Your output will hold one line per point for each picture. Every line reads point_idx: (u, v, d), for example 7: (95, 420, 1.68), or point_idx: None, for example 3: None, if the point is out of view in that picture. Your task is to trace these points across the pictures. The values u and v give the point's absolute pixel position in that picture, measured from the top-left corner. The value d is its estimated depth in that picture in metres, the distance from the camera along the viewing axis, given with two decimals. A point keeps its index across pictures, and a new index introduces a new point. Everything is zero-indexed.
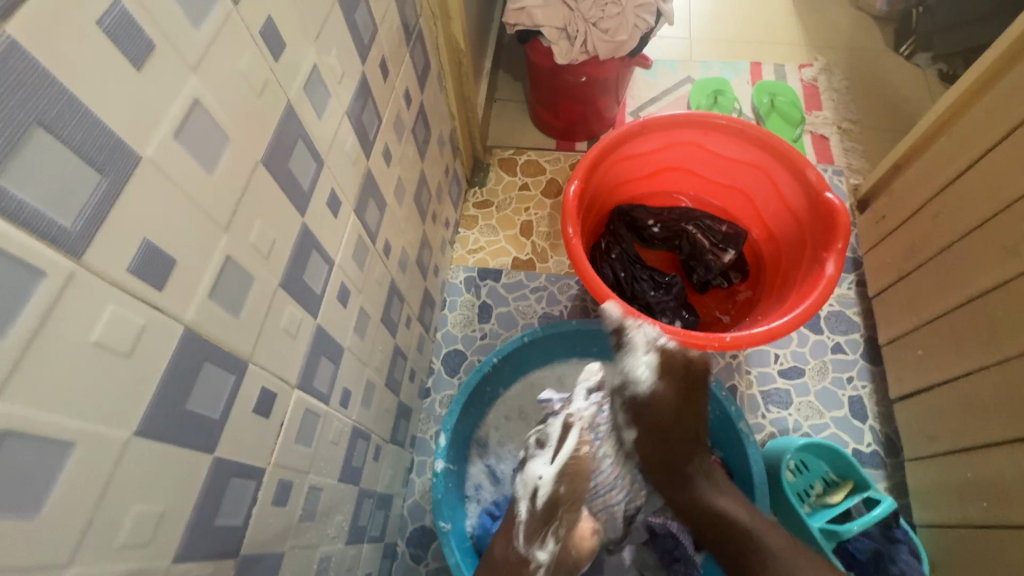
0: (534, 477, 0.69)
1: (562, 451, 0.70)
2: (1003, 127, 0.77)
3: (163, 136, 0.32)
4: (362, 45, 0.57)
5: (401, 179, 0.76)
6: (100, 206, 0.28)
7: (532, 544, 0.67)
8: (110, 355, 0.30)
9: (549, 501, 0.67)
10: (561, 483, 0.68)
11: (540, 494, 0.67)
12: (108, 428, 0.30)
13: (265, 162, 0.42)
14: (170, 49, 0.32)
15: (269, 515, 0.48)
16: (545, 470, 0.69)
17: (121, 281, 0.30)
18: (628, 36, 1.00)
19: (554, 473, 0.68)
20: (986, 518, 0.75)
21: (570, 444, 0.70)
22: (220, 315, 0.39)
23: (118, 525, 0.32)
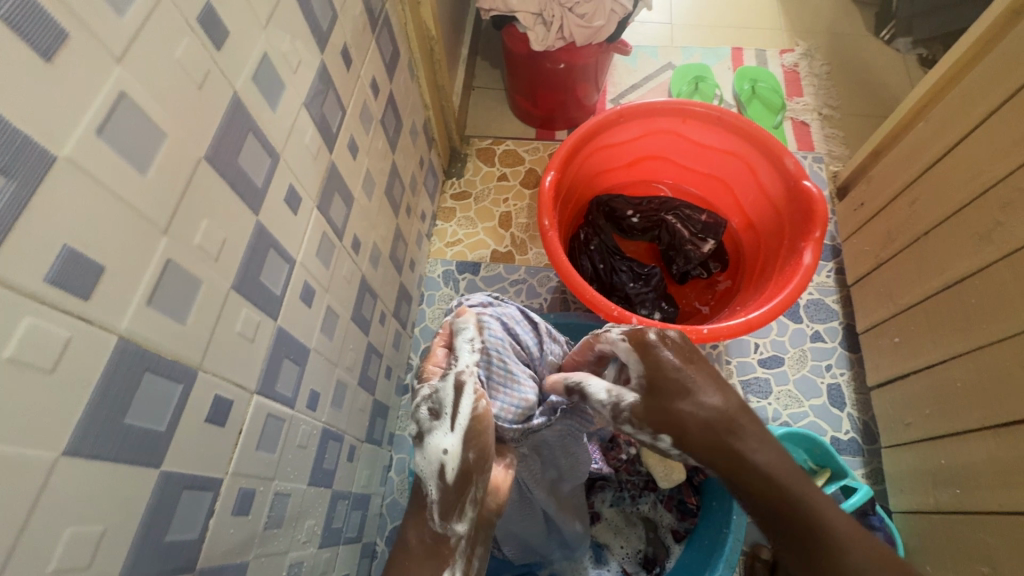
0: (436, 452, 0.52)
1: (460, 412, 0.52)
2: (979, 113, 0.76)
3: (83, 133, 0.30)
4: (320, 33, 0.55)
5: (370, 172, 0.73)
6: (7, 211, 0.26)
7: (449, 520, 0.53)
8: (30, 371, 0.28)
9: (461, 473, 0.52)
10: (470, 449, 0.52)
11: (448, 471, 0.52)
12: (30, 448, 0.28)
13: (209, 158, 0.40)
14: (88, 38, 0.29)
15: (229, 526, 0.46)
16: (448, 441, 0.52)
17: (39, 292, 0.28)
18: (605, 21, 0.97)
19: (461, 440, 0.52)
20: (958, 504, 0.75)
21: (468, 398, 0.53)
22: (161, 322, 0.36)
23: (51, 549, 0.30)
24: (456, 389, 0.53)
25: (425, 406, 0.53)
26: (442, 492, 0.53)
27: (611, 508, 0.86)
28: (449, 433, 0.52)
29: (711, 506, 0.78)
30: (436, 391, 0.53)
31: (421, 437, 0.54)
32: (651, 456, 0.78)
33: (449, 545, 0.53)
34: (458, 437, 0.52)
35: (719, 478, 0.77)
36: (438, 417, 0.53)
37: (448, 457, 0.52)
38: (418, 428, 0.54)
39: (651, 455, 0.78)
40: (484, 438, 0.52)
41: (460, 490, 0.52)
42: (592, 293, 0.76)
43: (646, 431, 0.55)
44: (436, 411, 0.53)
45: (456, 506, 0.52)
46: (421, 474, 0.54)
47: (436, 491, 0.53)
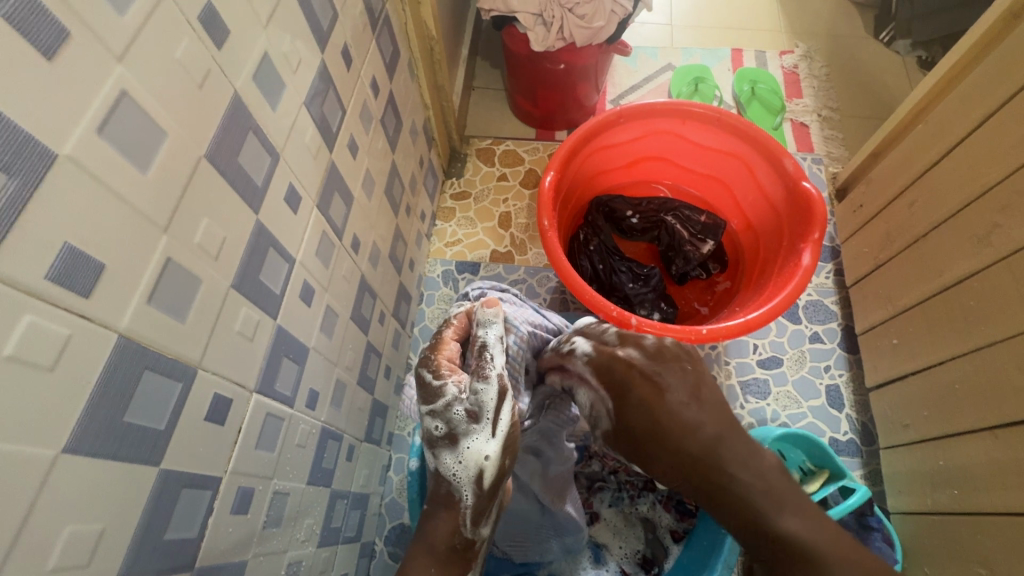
0: (475, 457, 0.54)
1: (501, 417, 0.55)
2: (978, 114, 0.76)
3: (84, 131, 0.30)
4: (321, 33, 0.55)
5: (370, 172, 0.73)
6: (8, 209, 0.26)
7: (478, 524, 0.56)
8: (29, 369, 0.28)
9: (497, 478, 0.55)
10: (505, 455, 0.55)
11: (487, 477, 0.54)
12: (30, 446, 0.28)
13: (210, 157, 0.40)
14: (89, 36, 0.29)
15: (228, 525, 0.46)
16: (488, 447, 0.54)
17: (39, 290, 0.28)
18: (605, 21, 0.97)
19: (500, 446, 0.54)
20: (956, 505, 0.75)
21: (508, 406, 0.55)
22: (161, 320, 0.36)
23: (50, 547, 0.30)
24: (499, 394, 0.54)
25: (463, 407, 0.54)
26: (476, 496, 0.54)
27: (610, 508, 0.85)
28: (491, 438, 0.54)
29: None
30: (477, 392, 0.54)
31: (453, 441, 0.54)
32: None
33: (474, 549, 0.56)
34: (499, 445, 0.54)
35: None
36: (478, 421, 0.54)
37: (487, 462, 0.54)
38: (450, 429, 0.55)
39: None
40: (516, 443, 0.56)
41: (491, 496, 0.55)
42: (592, 294, 0.76)
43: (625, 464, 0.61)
44: (475, 414, 0.54)
45: (485, 511, 0.56)
46: (453, 481, 0.54)
47: (471, 497, 0.54)
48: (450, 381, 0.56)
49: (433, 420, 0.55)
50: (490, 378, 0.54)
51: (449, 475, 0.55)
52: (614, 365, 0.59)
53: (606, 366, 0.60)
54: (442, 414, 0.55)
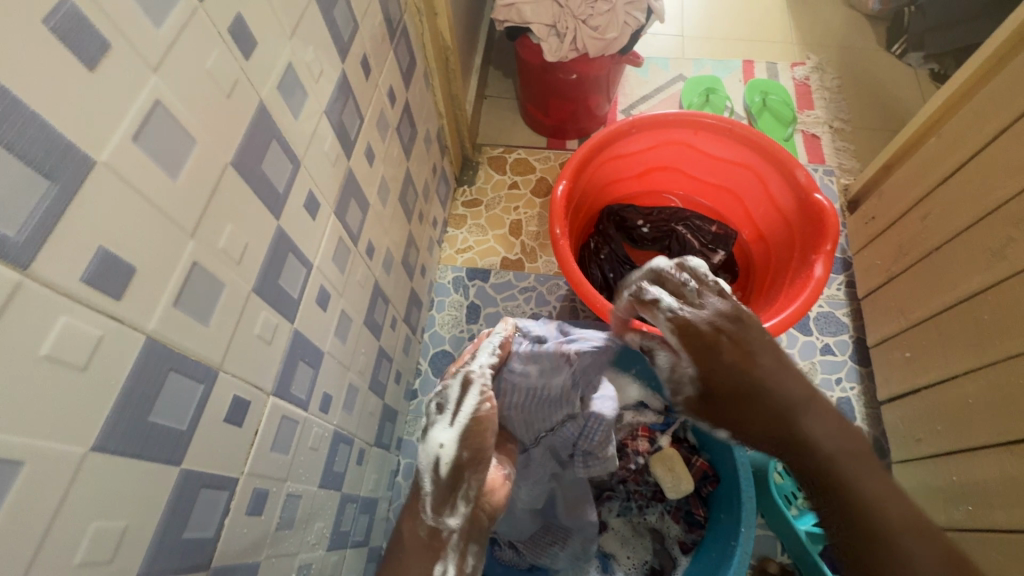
0: (434, 446, 0.57)
1: (462, 408, 0.58)
2: (993, 128, 0.76)
3: (120, 139, 0.31)
4: (342, 44, 0.56)
5: (385, 179, 0.74)
6: (49, 214, 0.27)
7: (441, 513, 0.55)
8: (62, 368, 0.29)
9: (455, 473, 0.56)
10: (464, 448, 0.57)
11: (442, 467, 0.56)
12: (61, 444, 0.29)
13: (236, 164, 0.41)
14: (129, 48, 0.30)
15: (244, 525, 0.47)
16: (445, 436, 0.57)
17: (75, 292, 0.29)
18: (618, 33, 0.98)
19: (456, 441, 0.57)
20: (970, 521, 0.75)
21: (471, 401, 0.59)
22: (187, 323, 0.37)
23: (76, 543, 0.31)
24: (461, 389, 0.59)
25: (435, 398, 0.60)
26: (434, 485, 0.56)
27: (618, 517, 0.85)
28: (448, 427, 0.57)
29: (719, 518, 0.77)
30: (446, 386, 0.60)
31: (425, 430, 0.58)
32: (659, 466, 0.80)
33: (440, 540, 0.55)
34: (454, 436, 0.57)
35: (727, 490, 0.77)
36: (442, 411, 0.59)
37: (443, 452, 0.56)
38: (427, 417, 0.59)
39: (659, 465, 0.80)
40: (478, 439, 0.57)
41: (452, 485, 0.56)
42: (603, 302, 0.76)
43: (714, 422, 0.68)
44: (440, 406, 0.59)
45: (448, 500, 0.56)
46: (419, 466, 0.57)
47: (429, 485, 0.56)
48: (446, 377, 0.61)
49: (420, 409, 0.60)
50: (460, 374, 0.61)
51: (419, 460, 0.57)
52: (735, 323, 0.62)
53: (721, 328, 0.62)
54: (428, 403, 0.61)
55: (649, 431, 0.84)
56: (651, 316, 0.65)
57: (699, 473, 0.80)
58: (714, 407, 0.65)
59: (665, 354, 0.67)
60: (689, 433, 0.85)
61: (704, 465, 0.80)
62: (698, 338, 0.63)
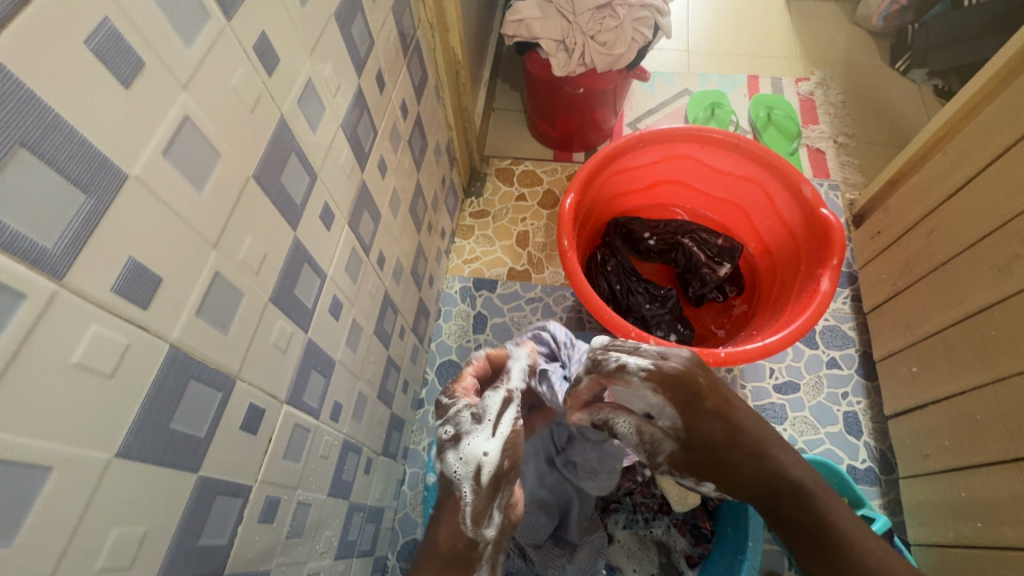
0: (474, 454, 0.55)
1: (502, 420, 0.58)
2: (997, 145, 0.77)
3: (151, 154, 0.32)
4: (358, 59, 0.57)
5: (396, 191, 0.76)
6: (84, 226, 0.28)
7: (480, 524, 0.55)
8: (92, 375, 0.29)
9: (496, 480, 0.55)
10: (505, 457, 0.56)
11: (485, 474, 0.55)
12: (87, 449, 0.30)
13: (257, 177, 0.42)
14: (160, 66, 0.31)
15: (256, 533, 0.47)
16: (488, 445, 0.56)
17: (106, 302, 0.30)
18: (625, 49, 1.00)
19: (499, 447, 0.56)
20: (979, 538, 0.74)
21: (511, 414, 0.59)
22: (208, 332, 0.38)
23: (98, 548, 0.31)
24: (503, 401, 0.59)
25: (469, 409, 0.58)
26: (475, 493, 0.55)
27: (624, 530, 0.84)
28: (492, 436, 0.56)
29: (726, 531, 0.78)
30: (484, 398, 0.59)
31: (456, 441, 0.56)
32: (666, 477, 0.80)
33: (478, 550, 0.54)
34: (497, 446, 0.56)
35: (734, 503, 0.77)
36: (479, 422, 0.57)
37: (486, 459, 0.55)
38: (456, 430, 0.57)
39: (665, 476, 0.80)
40: (517, 450, 0.57)
41: (492, 492, 0.55)
42: (611, 314, 0.76)
43: (688, 477, 0.66)
44: (478, 416, 0.58)
45: (487, 510, 0.55)
46: (453, 477, 0.55)
47: (470, 492, 0.54)
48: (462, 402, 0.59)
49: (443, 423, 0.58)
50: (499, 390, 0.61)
51: (451, 473, 0.55)
52: (697, 383, 0.63)
53: (684, 389, 0.63)
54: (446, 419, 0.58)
55: None
56: (619, 385, 0.65)
57: None
58: (680, 468, 0.66)
59: (630, 420, 0.67)
60: None
61: None
62: (671, 397, 0.63)
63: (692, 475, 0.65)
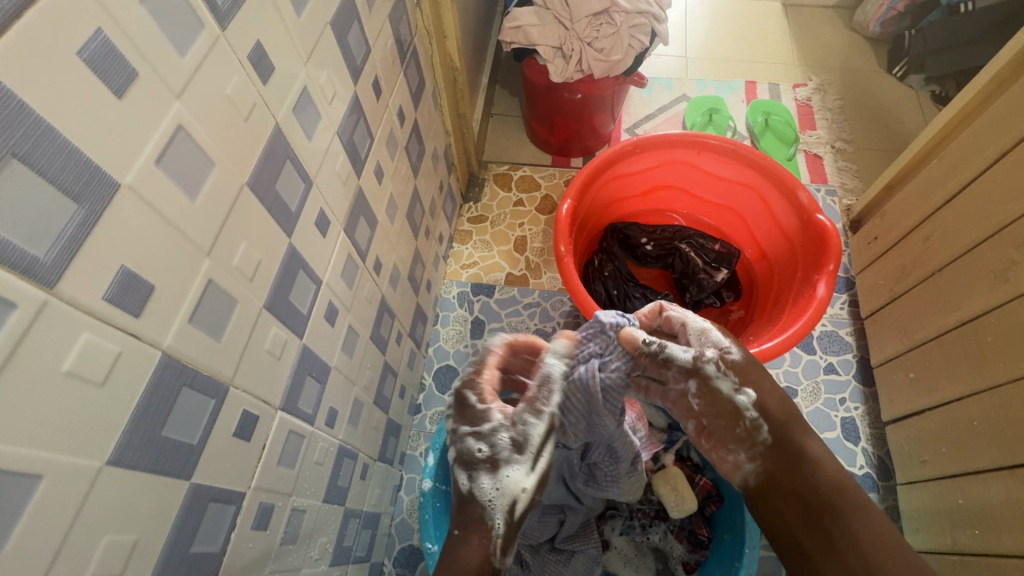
0: (513, 486, 0.55)
1: (542, 455, 0.57)
2: (993, 151, 0.77)
3: (144, 163, 0.32)
4: (355, 66, 0.58)
5: (393, 197, 0.76)
6: (75, 236, 0.28)
7: (505, 553, 0.55)
8: (83, 384, 0.30)
9: (526, 511, 0.56)
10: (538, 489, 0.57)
11: (519, 508, 0.55)
12: (78, 458, 0.30)
13: (251, 186, 0.42)
14: (154, 77, 0.32)
15: (249, 539, 0.47)
16: (525, 479, 0.55)
17: (98, 310, 0.30)
18: (623, 55, 1.00)
19: (534, 483, 0.56)
20: (977, 545, 0.74)
21: (547, 449, 0.58)
22: (201, 339, 0.38)
23: (88, 557, 0.31)
24: (546, 435, 0.57)
25: (508, 434, 0.56)
26: (506, 525, 0.55)
27: (621, 537, 0.84)
28: (531, 471, 0.55)
29: (723, 538, 0.77)
30: (526, 423, 0.56)
31: (493, 466, 0.55)
32: (663, 484, 0.79)
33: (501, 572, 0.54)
34: (534, 479, 0.56)
35: (731, 510, 0.77)
36: (521, 452, 0.56)
37: (523, 494, 0.55)
38: (491, 453, 0.56)
39: (663, 484, 0.79)
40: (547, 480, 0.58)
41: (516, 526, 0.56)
42: None
43: (730, 379, 0.62)
44: (519, 444, 0.56)
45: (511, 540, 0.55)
46: (488, 507, 0.54)
47: (503, 525, 0.54)
48: (497, 409, 0.58)
49: (478, 442, 0.56)
50: (541, 412, 0.58)
51: (483, 500, 0.55)
52: None
53: None
54: (490, 442, 0.56)
55: (652, 449, 0.85)
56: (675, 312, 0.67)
57: (702, 492, 0.80)
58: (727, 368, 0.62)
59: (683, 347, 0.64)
60: (692, 452, 0.85)
61: (707, 484, 0.80)
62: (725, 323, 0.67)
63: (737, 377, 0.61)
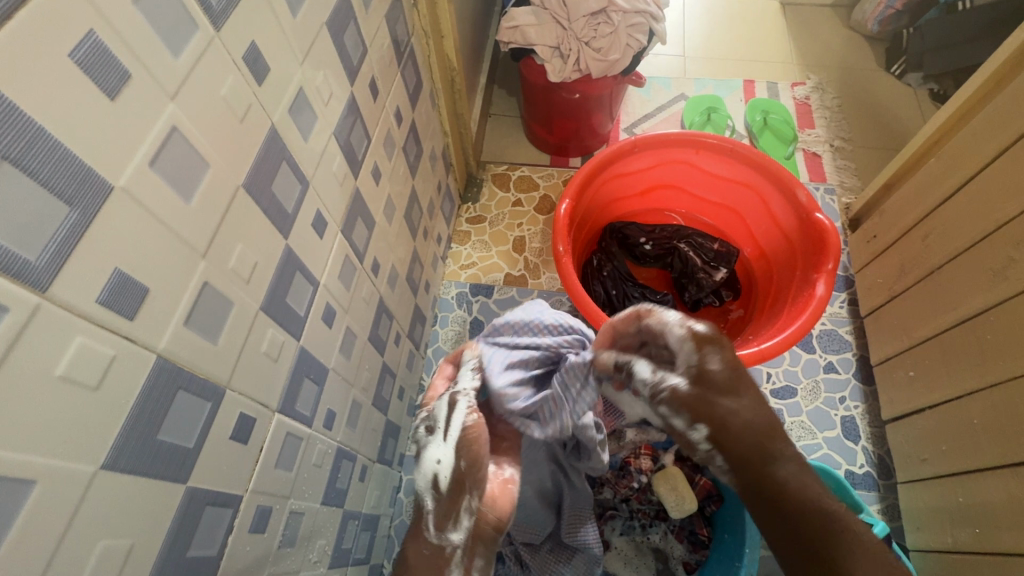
0: (431, 463, 0.55)
1: (454, 424, 0.55)
2: (990, 151, 0.77)
3: (139, 164, 0.32)
4: (351, 67, 0.58)
5: (391, 198, 0.76)
6: (67, 241, 0.28)
7: (444, 529, 0.53)
8: (77, 388, 0.29)
9: (454, 482, 0.54)
10: (462, 458, 0.53)
11: (442, 481, 0.54)
12: (72, 463, 0.30)
13: (246, 187, 0.42)
14: (147, 78, 0.31)
15: (246, 543, 0.47)
16: (442, 452, 0.55)
17: (92, 313, 0.30)
18: (620, 55, 1.00)
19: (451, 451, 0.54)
20: (977, 544, 0.74)
21: (462, 414, 0.55)
22: (196, 341, 0.38)
23: (84, 560, 0.31)
24: (449, 406, 0.57)
25: (423, 421, 0.58)
26: (436, 501, 0.55)
27: (621, 537, 0.84)
28: (443, 443, 0.54)
29: (724, 538, 0.77)
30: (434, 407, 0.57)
31: (419, 451, 0.57)
32: (662, 484, 0.79)
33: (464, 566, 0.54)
34: (448, 452, 0.54)
35: (731, 510, 0.77)
36: (433, 430, 0.56)
37: (440, 467, 0.54)
38: (420, 443, 0.57)
39: (662, 483, 0.79)
40: (476, 448, 0.53)
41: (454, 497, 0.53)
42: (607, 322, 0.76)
43: (683, 417, 0.57)
44: (431, 427, 0.57)
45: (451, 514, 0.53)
46: (416, 483, 0.56)
47: (431, 501, 0.55)
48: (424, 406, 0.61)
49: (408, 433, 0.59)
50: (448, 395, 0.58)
51: (418, 484, 0.56)
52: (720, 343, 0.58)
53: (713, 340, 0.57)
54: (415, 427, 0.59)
55: (652, 449, 0.83)
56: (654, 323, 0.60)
57: (702, 491, 0.80)
58: (683, 405, 0.57)
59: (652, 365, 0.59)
60: None
61: (707, 484, 0.80)
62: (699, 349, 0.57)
63: (689, 416, 0.56)
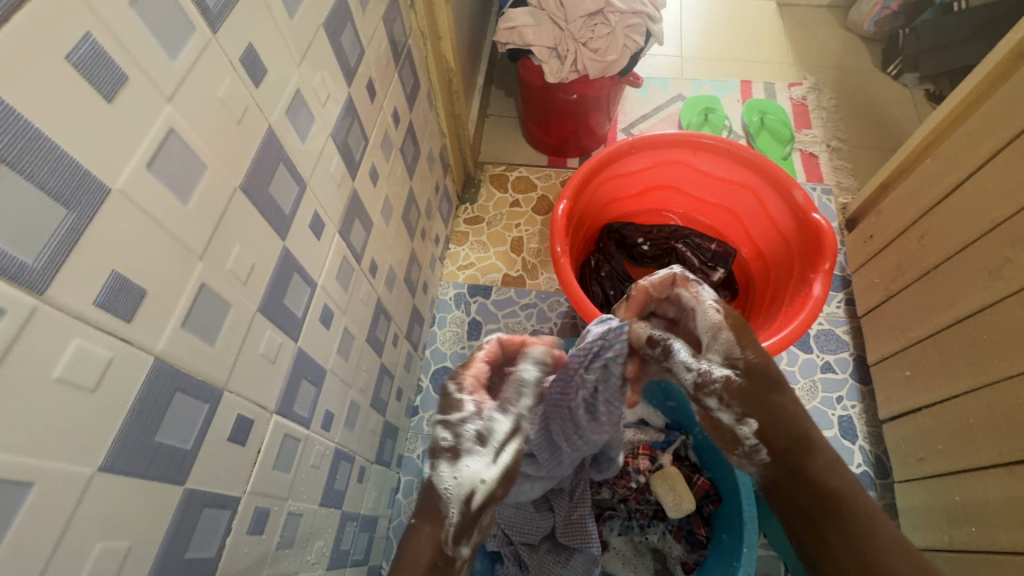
0: (469, 477, 0.54)
1: (505, 449, 0.56)
2: (985, 152, 0.77)
3: (136, 166, 0.32)
4: (348, 69, 0.58)
5: (388, 199, 0.76)
6: (63, 243, 0.28)
7: (459, 543, 0.54)
8: (74, 390, 0.29)
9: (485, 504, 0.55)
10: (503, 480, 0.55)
11: (477, 499, 0.54)
12: (69, 465, 0.30)
13: (244, 188, 0.42)
14: (144, 80, 0.31)
15: (244, 545, 0.47)
16: (486, 471, 0.54)
17: (89, 316, 0.30)
18: (618, 56, 1.00)
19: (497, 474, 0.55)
20: (974, 543, 0.74)
21: (514, 443, 0.56)
22: (193, 343, 0.38)
23: (81, 562, 0.31)
24: (511, 429, 0.56)
25: (475, 426, 0.55)
26: (461, 517, 0.53)
27: (620, 537, 0.84)
28: (492, 464, 0.54)
29: (722, 537, 0.77)
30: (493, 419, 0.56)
31: (454, 454, 0.55)
32: (661, 484, 0.79)
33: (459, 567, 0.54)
34: (495, 473, 0.54)
35: (730, 510, 0.77)
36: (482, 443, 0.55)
37: (480, 485, 0.54)
38: (456, 442, 0.55)
39: (661, 483, 0.79)
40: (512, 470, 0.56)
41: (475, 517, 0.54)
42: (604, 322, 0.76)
43: (732, 410, 0.60)
44: (483, 436, 0.56)
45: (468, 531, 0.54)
46: (443, 495, 0.53)
47: (457, 515, 0.53)
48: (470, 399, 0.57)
49: (444, 430, 0.56)
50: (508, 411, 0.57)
51: (442, 489, 0.53)
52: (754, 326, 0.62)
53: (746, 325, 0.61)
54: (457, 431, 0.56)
55: (650, 449, 0.84)
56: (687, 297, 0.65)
57: (701, 491, 0.80)
58: (730, 396, 0.59)
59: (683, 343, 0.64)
60: (690, 451, 0.85)
61: (705, 484, 0.80)
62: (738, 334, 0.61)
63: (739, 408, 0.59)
